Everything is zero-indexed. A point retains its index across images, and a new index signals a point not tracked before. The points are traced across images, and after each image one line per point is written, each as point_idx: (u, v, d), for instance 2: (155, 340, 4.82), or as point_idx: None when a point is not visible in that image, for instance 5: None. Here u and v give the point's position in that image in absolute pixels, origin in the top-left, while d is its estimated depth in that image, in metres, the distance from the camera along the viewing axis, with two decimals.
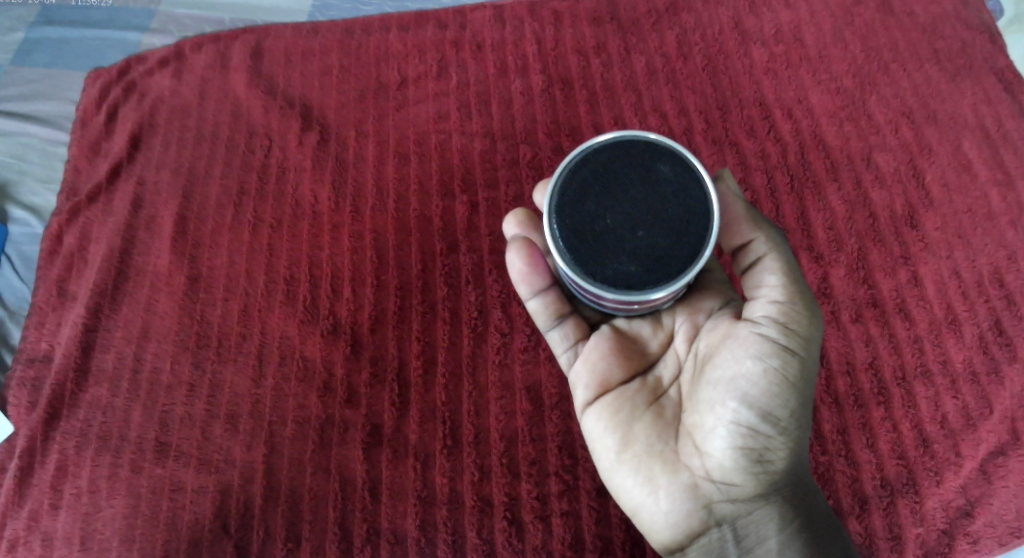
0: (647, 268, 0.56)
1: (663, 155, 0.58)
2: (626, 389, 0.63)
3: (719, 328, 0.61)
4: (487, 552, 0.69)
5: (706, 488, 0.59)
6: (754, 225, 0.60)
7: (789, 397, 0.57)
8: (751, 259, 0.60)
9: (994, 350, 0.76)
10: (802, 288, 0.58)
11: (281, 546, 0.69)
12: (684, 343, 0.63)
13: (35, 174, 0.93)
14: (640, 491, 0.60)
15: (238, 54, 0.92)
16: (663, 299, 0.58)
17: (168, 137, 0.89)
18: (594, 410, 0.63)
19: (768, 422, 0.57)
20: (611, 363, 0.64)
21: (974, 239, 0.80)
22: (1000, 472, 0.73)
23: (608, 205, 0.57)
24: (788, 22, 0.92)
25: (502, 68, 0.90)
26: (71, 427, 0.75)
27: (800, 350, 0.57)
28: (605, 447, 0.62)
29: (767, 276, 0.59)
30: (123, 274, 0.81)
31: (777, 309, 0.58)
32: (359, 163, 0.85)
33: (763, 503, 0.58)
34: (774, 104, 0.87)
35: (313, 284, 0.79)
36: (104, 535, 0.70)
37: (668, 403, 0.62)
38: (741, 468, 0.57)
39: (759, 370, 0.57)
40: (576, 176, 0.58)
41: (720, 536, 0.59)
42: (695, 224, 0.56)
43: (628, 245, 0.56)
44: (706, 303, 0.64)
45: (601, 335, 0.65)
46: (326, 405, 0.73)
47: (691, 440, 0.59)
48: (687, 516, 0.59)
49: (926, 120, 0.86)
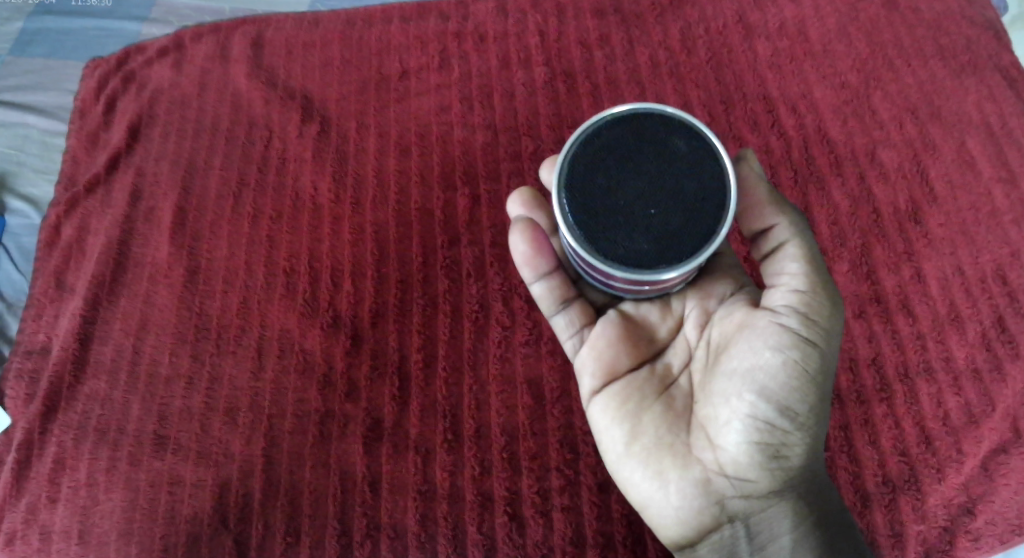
0: (660, 246, 0.56)
1: (678, 130, 0.57)
2: (635, 377, 0.63)
3: (734, 317, 0.60)
4: (487, 547, 0.68)
5: (719, 483, 0.58)
6: (778, 210, 0.59)
7: (808, 391, 0.57)
8: (773, 245, 0.60)
9: (996, 348, 0.76)
10: (823, 278, 0.58)
11: (280, 541, 0.69)
12: (694, 331, 0.63)
13: (33, 165, 0.93)
14: (649, 485, 0.59)
15: (238, 45, 0.92)
16: (673, 280, 0.58)
17: (167, 128, 0.88)
18: (601, 399, 0.63)
19: (785, 416, 0.57)
20: (619, 350, 0.64)
21: (978, 236, 0.80)
22: (1002, 470, 0.72)
23: (621, 180, 0.56)
24: (792, 17, 0.91)
25: (505, 61, 0.89)
26: (68, 419, 0.74)
27: (820, 342, 0.57)
28: (613, 438, 0.61)
29: (788, 264, 0.58)
30: (122, 266, 0.81)
31: (797, 299, 0.57)
32: (360, 155, 0.84)
33: (777, 499, 0.58)
34: (778, 98, 0.87)
35: (314, 276, 0.78)
36: (102, 529, 0.70)
37: (678, 394, 0.62)
38: (756, 464, 0.57)
39: (777, 362, 0.56)
40: (588, 149, 0.58)
41: (732, 533, 0.59)
42: (709, 202, 0.56)
43: (640, 221, 0.56)
44: (716, 289, 0.64)
45: (607, 320, 0.65)
46: (326, 399, 0.73)
47: (704, 433, 0.59)
48: (699, 512, 0.59)
49: (930, 117, 0.85)
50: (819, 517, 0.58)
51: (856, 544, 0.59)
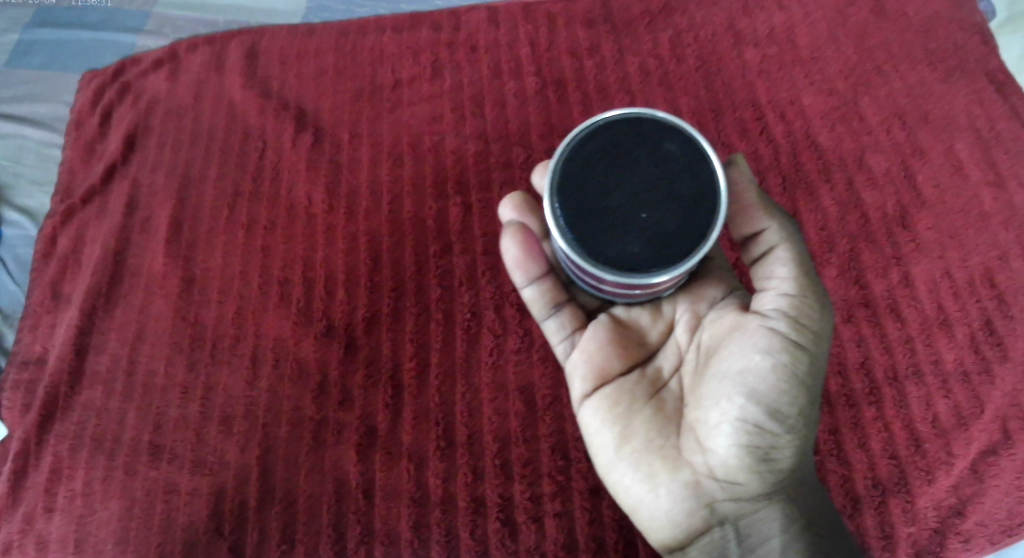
0: (651, 249, 0.56)
1: (670, 133, 0.58)
2: (626, 381, 0.63)
3: (724, 320, 0.61)
4: (480, 552, 0.69)
5: (709, 485, 0.59)
6: (767, 215, 0.60)
7: (798, 394, 0.57)
8: (762, 249, 0.60)
9: (986, 350, 0.76)
10: (813, 282, 0.59)
11: (275, 548, 0.70)
12: (685, 334, 0.64)
13: (29, 176, 0.93)
14: (639, 488, 0.60)
15: (232, 56, 0.92)
16: (664, 284, 0.59)
17: (162, 138, 0.89)
18: (592, 402, 0.63)
19: (775, 419, 0.57)
20: (609, 353, 0.64)
21: (966, 239, 0.81)
22: (992, 471, 0.73)
23: (613, 183, 0.57)
24: (781, 24, 0.92)
25: (497, 70, 0.90)
26: (65, 429, 0.75)
27: (809, 345, 0.58)
28: (604, 441, 0.62)
29: (778, 268, 0.59)
30: (118, 276, 0.81)
31: (787, 302, 0.58)
32: (353, 165, 0.85)
33: (767, 502, 0.58)
34: (767, 105, 0.87)
35: (308, 285, 0.79)
36: (99, 537, 0.70)
37: (669, 397, 0.62)
38: (746, 466, 0.58)
39: (767, 365, 0.57)
40: (580, 153, 0.58)
41: (721, 535, 0.59)
42: (701, 205, 0.57)
43: (632, 224, 0.56)
44: (708, 292, 0.64)
45: (598, 324, 0.66)
46: (320, 406, 0.74)
47: (694, 436, 0.59)
48: (689, 514, 0.59)
49: (918, 121, 0.86)
50: (808, 519, 0.58)
51: (848, 548, 0.58)
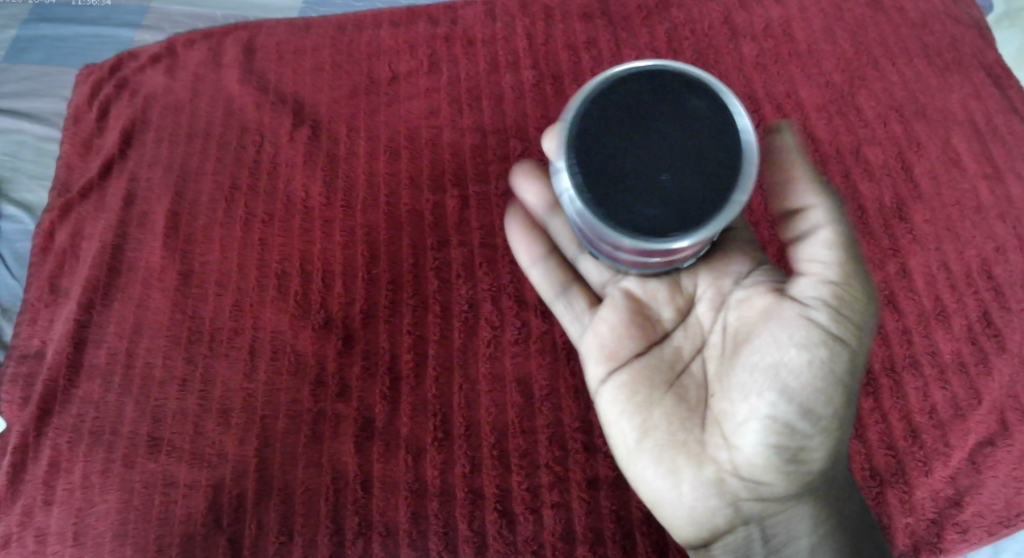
0: (671, 213, 0.56)
1: (695, 91, 0.58)
2: (646, 365, 0.64)
3: (755, 305, 0.60)
4: (478, 544, 0.69)
5: (733, 483, 0.59)
6: (815, 191, 0.58)
7: (830, 393, 0.57)
8: (804, 228, 0.59)
9: (982, 342, 0.76)
10: (855, 273, 0.58)
11: (273, 540, 0.69)
12: (707, 315, 0.64)
13: (27, 171, 0.93)
14: (662, 482, 0.61)
15: (229, 50, 0.93)
16: (683, 251, 0.59)
17: (160, 134, 0.89)
18: (612, 388, 0.64)
19: (806, 418, 0.57)
20: (626, 337, 0.65)
21: (963, 231, 0.81)
22: (989, 462, 0.73)
23: (634, 142, 0.57)
24: (779, 17, 0.92)
25: (493, 64, 0.90)
26: (64, 423, 0.75)
27: (845, 340, 0.58)
28: (625, 431, 0.62)
29: (819, 250, 0.58)
30: (116, 270, 0.81)
31: (828, 292, 0.58)
32: (350, 159, 0.85)
33: (795, 502, 0.60)
34: (765, 98, 0.88)
35: (305, 278, 0.79)
36: (98, 530, 0.70)
37: (693, 385, 0.62)
38: (772, 466, 0.58)
39: (802, 360, 0.57)
40: (602, 110, 0.58)
41: (746, 534, 0.60)
42: (726, 168, 0.56)
43: (652, 187, 0.56)
44: (732, 269, 0.64)
45: (613, 302, 0.67)
46: (318, 399, 0.74)
47: (720, 431, 0.59)
48: (712, 512, 0.60)
49: (916, 114, 0.86)
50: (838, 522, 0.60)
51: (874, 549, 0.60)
